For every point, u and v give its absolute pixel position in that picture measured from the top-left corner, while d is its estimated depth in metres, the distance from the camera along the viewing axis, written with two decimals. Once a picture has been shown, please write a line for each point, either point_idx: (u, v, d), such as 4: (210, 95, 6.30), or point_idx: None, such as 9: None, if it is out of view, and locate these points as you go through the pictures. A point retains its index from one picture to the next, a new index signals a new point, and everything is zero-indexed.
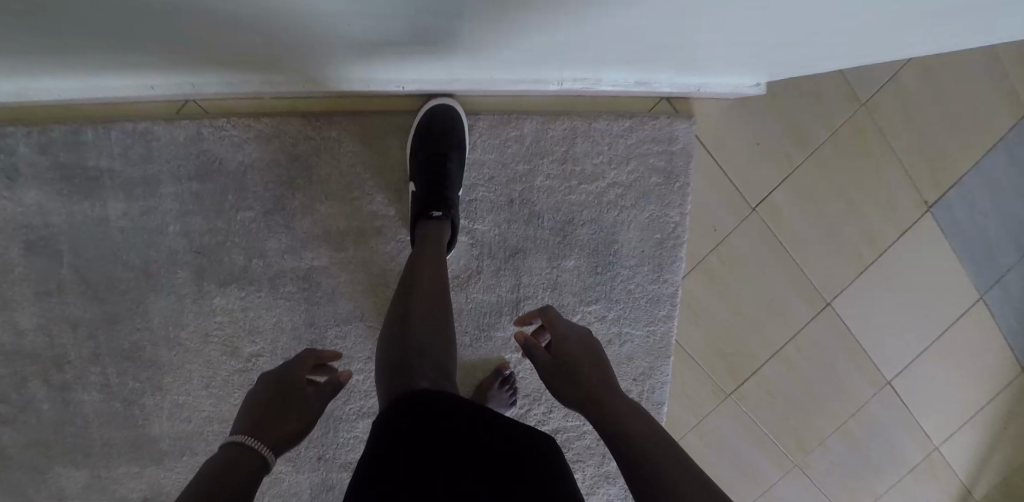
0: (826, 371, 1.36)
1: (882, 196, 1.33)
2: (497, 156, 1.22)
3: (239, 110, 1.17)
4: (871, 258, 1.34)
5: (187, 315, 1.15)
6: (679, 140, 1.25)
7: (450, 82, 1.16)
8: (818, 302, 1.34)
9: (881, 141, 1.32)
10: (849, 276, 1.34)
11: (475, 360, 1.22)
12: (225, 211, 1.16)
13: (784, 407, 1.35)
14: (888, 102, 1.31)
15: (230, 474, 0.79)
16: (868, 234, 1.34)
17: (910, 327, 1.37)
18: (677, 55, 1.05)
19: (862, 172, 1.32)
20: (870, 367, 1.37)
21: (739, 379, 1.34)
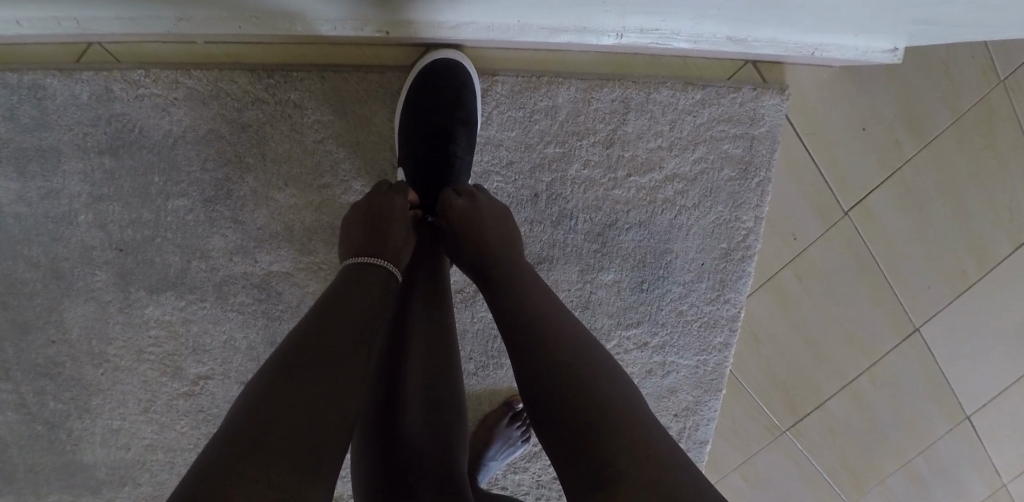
0: (904, 404, 0.99)
1: (1003, 195, 0.92)
2: (519, 135, 0.90)
3: (161, 57, 0.86)
4: (980, 277, 0.95)
5: (113, 325, 0.91)
6: (764, 121, 0.89)
7: (458, 28, 0.82)
8: (906, 327, 0.96)
9: (1021, 131, 0.91)
10: (949, 296, 0.95)
11: (481, 391, 0.96)
12: (152, 197, 0.88)
13: (844, 446, 1.00)
14: None
15: (335, 351, 0.59)
16: (977, 242, 0.94)
17: (1014, 362, 0.98)
18: (791, 3, 0.69)
19: (986, 169, 0.92)
20: (950, 401, 0.99)
21: (797, 413, 0.99)
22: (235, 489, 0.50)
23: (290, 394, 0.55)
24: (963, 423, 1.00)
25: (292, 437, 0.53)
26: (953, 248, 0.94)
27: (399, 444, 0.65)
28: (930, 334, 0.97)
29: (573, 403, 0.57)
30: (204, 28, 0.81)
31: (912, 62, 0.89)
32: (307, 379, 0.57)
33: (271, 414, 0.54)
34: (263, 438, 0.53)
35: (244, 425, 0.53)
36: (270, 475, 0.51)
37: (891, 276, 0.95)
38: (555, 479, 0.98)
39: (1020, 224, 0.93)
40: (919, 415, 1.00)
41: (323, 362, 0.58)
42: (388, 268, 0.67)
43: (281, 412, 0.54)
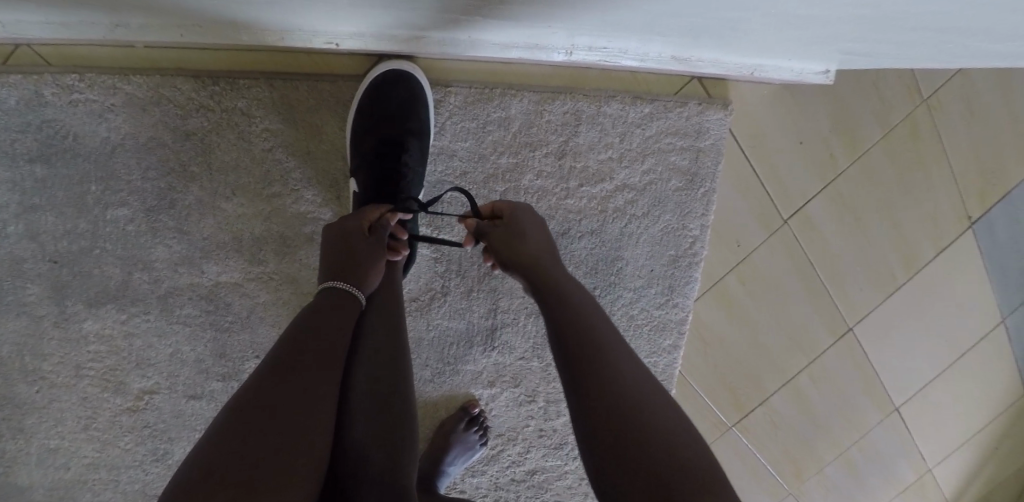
0: (841, 398, 1.06)
1: (925, 207, 1.00)
2: (473, 145, 0.90)
3: (96, 61, 0.82)
4: (905, 281, 1.02)
5: (48, 341, 0.87)
6: (709, 134, 0.93)
7: (409, 42, 0.82)
8: (840, 326, 1.03)
9: (939, 147, 0.98)
10: (878, 298, 1.02)
11: (438, 397, 0.97)
12: (89, 207, 0.84)
13: (783, 437, 1.06)
14: (954, 97, 0.97)
15: (315, 340, 0.63)
16: (903, 248, 1.01)
17: (933, 357, 1.06)
18: (728, 30, 0.73)
19: (911, 182, 0.98)
20: (881, 393, 1.07)
21: (743, 410, 1.04)
22: (228, 473, 0.53)
23: (273, 386, 0.58)
24: (892, 413, 1.08)
25: (281, 421, 0.57)
26: (884, 253, 1.01)
27: (342, 455, 0.65)
28: (862, 332, 1.04)
29: (629, 455, 0.56)
30: (145, 35, 0.78)
31: (846, 81, 0.95)
32: (291, 367, 0.60)
33: (257, 404, 0.57)
34: (254, 424, 0.56)
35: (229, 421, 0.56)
36: (262, 457, 0.54)
37: (828, 278, 1.01)
38: (513, 481, 1.00)
39: (940, 231, 1.01)
40: (855, 408, 1.06)
41: (303, 352, 0.62)
42: (353, 288, 0.69)
43: (267, 400, 0.57)
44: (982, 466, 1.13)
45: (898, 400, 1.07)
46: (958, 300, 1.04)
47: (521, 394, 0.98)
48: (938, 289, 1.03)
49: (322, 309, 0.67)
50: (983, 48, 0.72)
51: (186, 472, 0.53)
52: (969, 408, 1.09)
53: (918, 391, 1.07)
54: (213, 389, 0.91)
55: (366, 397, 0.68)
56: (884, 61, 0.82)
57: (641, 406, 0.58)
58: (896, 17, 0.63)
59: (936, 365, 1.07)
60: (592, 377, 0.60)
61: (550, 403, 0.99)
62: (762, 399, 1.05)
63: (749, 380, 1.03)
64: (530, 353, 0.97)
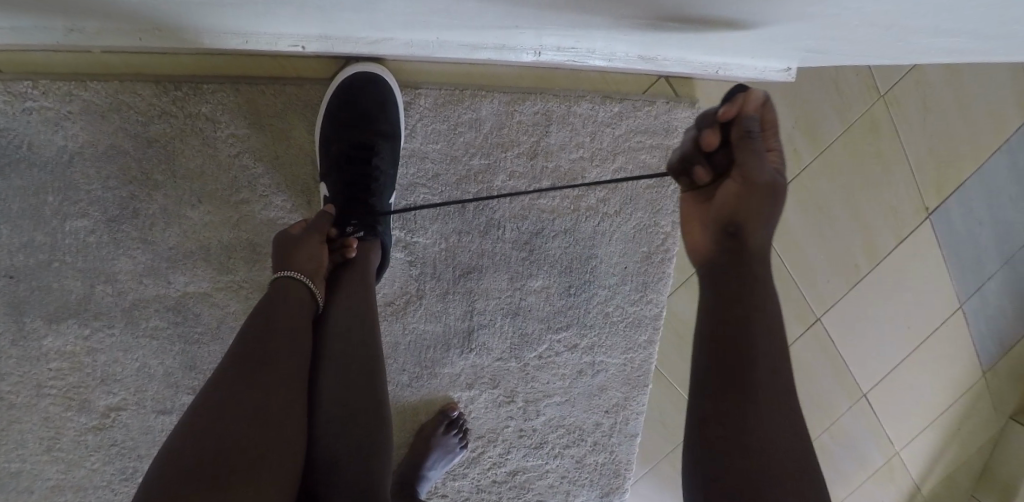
0: (810, 387, 1.09)
1: (885, 199, 1.03)
2: (444, 147, 0.90)
3: (50, 67, 0.79)
4: (869, 270, 1.05)
5: (6, 360, 0.83)
6: (678, 132, 0.94)
7: (377, 44, 0.81)
8: (807, 316, 1.06)
9: (897, 140, 1.01)
10: (842, 288, 1.05)
11: (416, 402, 0.96)
12: (46, 220, 0.81)
13: None
14: (908, 93, 1.00)
15: (271, 340, 0.64)
16: (864, 239, 1.04)
17: (897, 343, 1.10)
18: (693, 29, 0.74)
19: (871, 174, 1.02)
20: (848, 381, 1.10)
21: None
22: (193, 476, 0.53)
23: (229, 388, 0.59)
24: (860, 399, 1.11)
25: (238, 421, 0.58)
26: (848, 244, 1.04)
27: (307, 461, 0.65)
28: (829, 322, 1.07)
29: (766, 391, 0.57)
30: (102, 39, 0.75)
31: (807, 78, 0.97)
32: (247, 368, 0.61)
33: (217, 408, 0.58)
34: (215, 428, 0.56)
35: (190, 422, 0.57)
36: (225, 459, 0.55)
37: (796, 271, 1.04)
38: (494, 482, 1.00)
39: (899, 222, 1.04)
40: (824, 396, 1.10)
41: (260, 352, 0.63)
42: (306, 279, 0.69)
43: (225, 403, 0.58)
44: (945, 447, 1.17)
45: (864, 386, 1.11)
46: (919, 288, 1.08)
47: (500, 395, 0.98)
48: (900, 277, 1.07)
49: (276, 307, 0.66)
50: (937, 47, 0.75)
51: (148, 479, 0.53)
52: (932, 392, 1.14)
53: (884, 377, 1.11)
54: (183, 403, 0.88)
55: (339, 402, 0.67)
56: (843, 59, 0.85)
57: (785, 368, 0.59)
58: (853, 16, 0.66)
59: (900, 350, 1.10)
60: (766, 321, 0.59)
61: (529, 403, 0.99)
62: None
63: None
64: (507, 353, 0.97)
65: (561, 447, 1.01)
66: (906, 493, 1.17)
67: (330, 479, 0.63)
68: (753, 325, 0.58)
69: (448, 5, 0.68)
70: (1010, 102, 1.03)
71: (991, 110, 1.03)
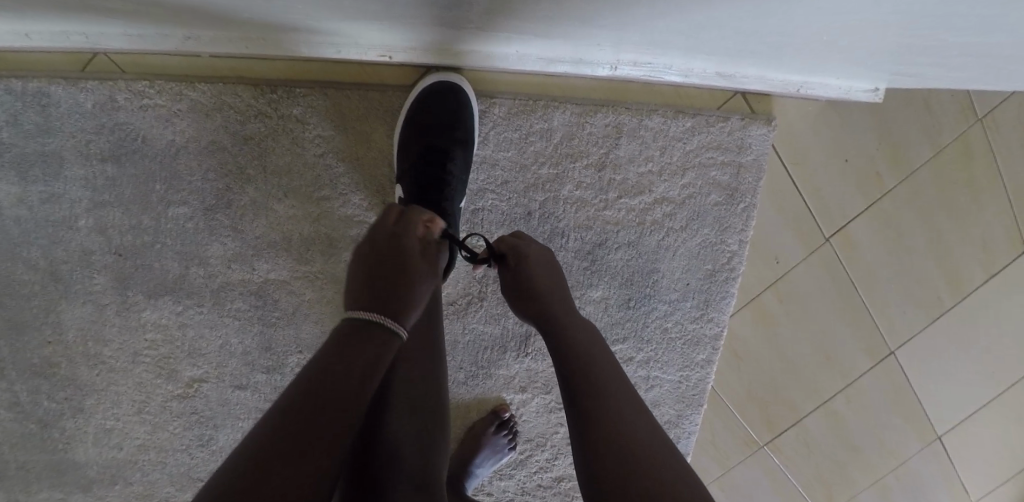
0: (876, 424, 1.06)
1: (976, 231, 0.98)
2: (514, 155, 0.92)
3: (164, 68, 0.87)
4: (952, 305, 1.01)
5: (110, 328, 0.92)
6: (751, 150, 0.93)
7: (457, 54, 0.85)
8: (880, 350, 1.03)
9: (994, 170, 0.96)
10: (921, 323, 1.02)
11: (470, 399, 1.01)
12: (152, 205, 0.90)
13: (814, 459, 1.08)
14: (1011, 120, 0.94)
15: (340, 378, 0.57)
16: (950, 273, 0.99)
17: (980, 385, 1.04)
18: (777, 47, 0.73)
19: (961, 205, 0.97)
20: (920, 421, 1.06)
21: (777, 429, 1.07)
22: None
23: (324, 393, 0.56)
24: (934, 442, 1.07)
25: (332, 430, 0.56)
26: (929, 278, 1.00)
27: (373, 452, 0.66)
28: (903, 356, 1.04)
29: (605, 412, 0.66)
30: (213, 46, 0.83)
31: (895, 99, 0.94)
32: (314, 407, 0.56)
33: (279, 448, 0.54)
34: (302, 434, 0.55)
35: (280, 424, 0.55)
36: (313, 491, 0.54)
37: (871, 303, 1.01)
38: (539, 486, 1.03)
39: (991, 256, 0.99)
40: (891, 435, 1.07)
41: (329, 394, 0.57)
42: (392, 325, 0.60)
43: (311, 421, 0.55)
44: None
45: (938, 428, 1.07)
46: (1005, 329, 1.02)
47: (552, 401, 1.02)
48: (986, 318, 1.01)
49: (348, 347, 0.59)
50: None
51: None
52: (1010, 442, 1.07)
53: (963, 421, 1.06)
54: (257, 380, 0.96)
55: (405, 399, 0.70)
56: (937, 81, 0.81)
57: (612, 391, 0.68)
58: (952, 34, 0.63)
59: (979, 397, 1.05)
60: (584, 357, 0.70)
61: None
62: (796, 421, 1.07)
63: (780, 400, 1.06)
64: None
65: None
66: None
67: (393, 470, 0.65)
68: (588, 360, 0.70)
69: (528, 15, 0.71)
70: None
71: None
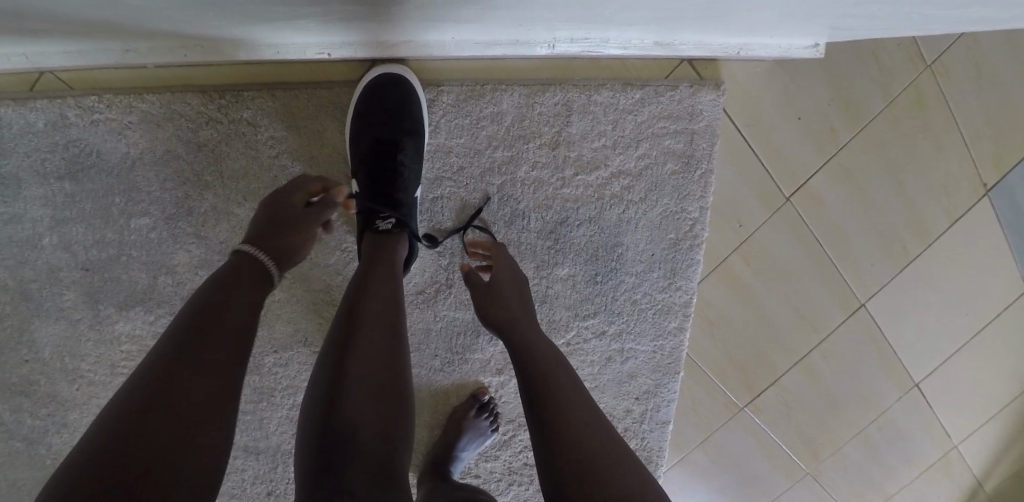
0: (853, 378, 1.10)
1: (938, 177, 1.00)
2: (468, 141, 0.93)
3: (111, 83, 0.88)
4: (919, 253, 1.03)
5: (85, 343, 0.94)
6: (703, 116, 0.93)
7: (395, 45, 0.86)
8: (852, 304, 1.06)
9: (947, 116, 0.98)
10: (891, 274, 1.04)
11: (449, 385, 1.03)
12: (114, 218, 0.90)
13: (797, 416, 1.11)
14: (960, 63, 0.96)
15: (230, 310, 0.64)
16: (914, 221, 1.02)
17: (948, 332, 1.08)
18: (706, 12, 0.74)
19: (920, 152, 0.99)
20: (898, 368, 1.10)
21: (756, 391, 1.10)
22: (142, 464, 0.54)
23: (195, 342, 0.61)
24: (912, 389, 1.11)
25: (189, 383, 0.58)
26: (893, 228, 1.02)
27: (329, 445, 0.65)
28: (874, 309, 1.07)
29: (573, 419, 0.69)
30: (157, 55, 0.84)
31: (840, 51, 0.95)
32: (191, 350, 0.60)
33: (133, 408, 0.56)
34: (163, 381, 0.58)
35: (141, 384, 0.57)
36: (164, 456, 0.55)
37: (838, 257, 1.03)
38: (526, 464, 1.06)
39: (954, 201, 1.01)
40: (871, 387, 1.11)
41: (197, 341, 0.61)
42: (266, 258, 0.70)
43: (173, 375, 0.58)
44: (997, 440, 1.14)
45: (916, 377, 1.10)
46: (968, 272, 1.05)
47: None
48: (950, 264, 1.04)
49: (236, 271, 0.68)
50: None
51: (64, 485, 0.52)
52: (977, 380, 1.11)
53: (938, 368, 1.10)
54: None
55: (365, 391, 0.69)
56: (891, 27, 0.81)
57: (575, 399, 0.71)
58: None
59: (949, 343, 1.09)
60: (549, 368, 0.73)
61: None
62: (774, 381, 1.10)
63: (759, 362, 1.08)
64: None
65: None
66: (954, 487, 1.16)
67: (349, 463, 0.64)
68: (553, 369, 0.73)
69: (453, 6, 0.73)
70: None
71: None
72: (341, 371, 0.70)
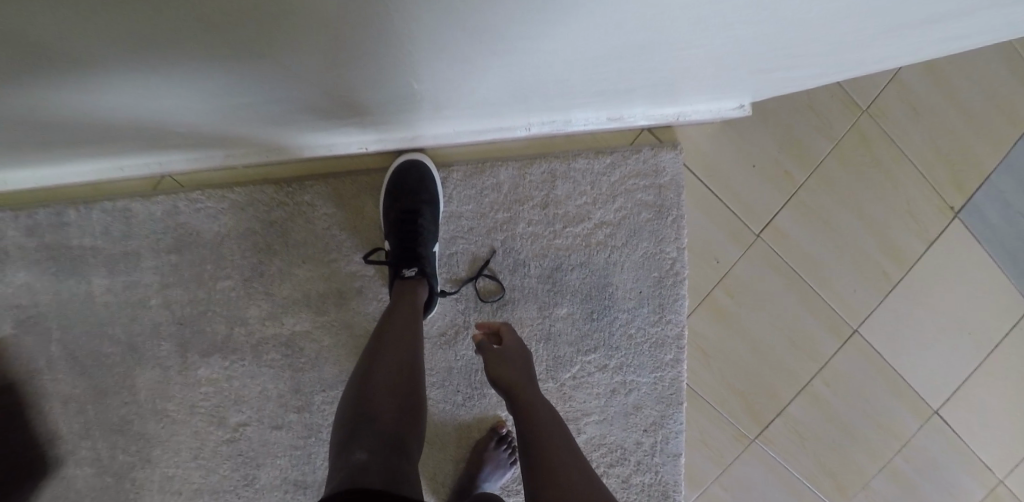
0: (860, 405, 1.23)
1: (900, 203, 1.20)
2: (475, 207, 1.17)
3: (213, 181, 1.15)
4: (900, 275, 1.21)
5: (173, 386, 1.16)
6: (666, 171, 1.17)
7: (414, 138, 1.12)
8: (843, 328, 1.22)
9: (892, 148, 1.19)
10: (876, 297, 1.21)
11: (471, 419, 1.18)
12: (205, 281, 1.15)
13: (810, 445, 1.23)
14: (894, 104, 1.18)
15: None
16: (891, 246, 1.20)
17: (948, 357, 1.23)
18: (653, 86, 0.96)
19: (874, 184, 1.19)
20: (909, 395, 1.23)
21: (764, 422, 1.23)
22: None
23: None
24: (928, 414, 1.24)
25: None
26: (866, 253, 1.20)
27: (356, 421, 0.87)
28: (867, 332, 1.22)
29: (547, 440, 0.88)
30: (244, 158, 1.10)
31: (781, 115, 1.18)
32: None
33: None
34: None
35: None
36: None
37: (818, 281, 1.21)
38: None
39: (925, 225, 1.20)
40: (880, 412, 1.23)
41: None
42: None
43: None
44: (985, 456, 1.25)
45: (932, 404, 1.24)
46: (941, 295, 1.22)
47: None
48: (926, 286, 1.21)
49: None
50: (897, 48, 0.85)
51: None
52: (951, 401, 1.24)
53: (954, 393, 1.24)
54: (291, 419, 1.17)
55: (387, 385, 0.91)
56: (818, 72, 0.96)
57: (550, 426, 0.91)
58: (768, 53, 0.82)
59: (947, 366, 1.23)
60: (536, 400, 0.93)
61: (570, 421, 1.20)
62: (781, 411, 1.23)
63: (762, 392, 1.22)
64: (545, 374, 1.19)
65: (605, 466, 1.20)
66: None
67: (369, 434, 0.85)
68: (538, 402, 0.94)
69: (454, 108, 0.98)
70: (998, 119, 1.19)
71: (993, 102, 1.18)
72: (371, 371, 0.93)
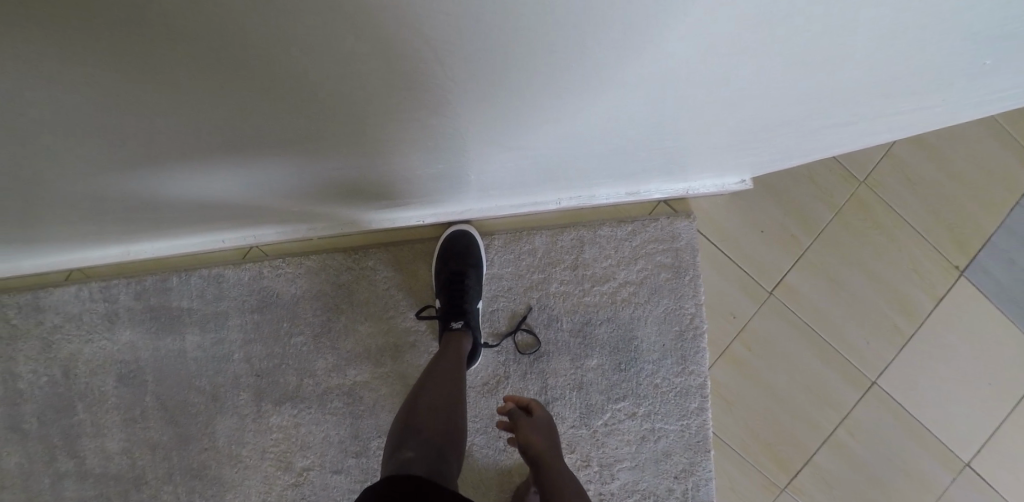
0: (886, 454, 1.30)
1: (903, 260, 1.32)
2: (513, 269, 1.34)
3: (291, 250, 1.35)
4: (913, 330, 1.31)
5: (247, 433, 1.30)
6: (682, 236, 1.33)
7: (463, 212, 1.29)
8: (862, 380, 1.31)
9: (891, 212, 1.32)
10: (891, 349, 1.31)
11: (512, 464, 1.28)
12: (280, 338, 1.33)
13: (839, 493, 1.30)
14: (889, 173, 1.32)
15: None
16: (902, 300, 1.31)
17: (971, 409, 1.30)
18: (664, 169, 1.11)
19: (876, 244, 1.32)
20: (934, 445, 1.30)
21: (792, 471, 1.30)
22: None
23: None
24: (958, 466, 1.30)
25: None
26: (874, 306, 1.32)
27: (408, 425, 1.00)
28: (885, 384, 1.31)
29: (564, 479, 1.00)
30: (320, 232, 1.30)
31: (785, 185, 1.33)
32: None
33: None
34: None
35: None
36: None
37: (833, 335, 1.32)
38: None
39: (932, 282, 1.31)
40: (908, 462, 1.30)
41: None
42: None
43: None
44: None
45: (963, 456, 1.30)
46: (954, 349, 1.31)
47: (578, 460, 1.29)
48: (936, 341, 1.31)
49: None
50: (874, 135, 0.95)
51: None
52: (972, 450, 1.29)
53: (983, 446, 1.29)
54: (349, 464, 1.29)
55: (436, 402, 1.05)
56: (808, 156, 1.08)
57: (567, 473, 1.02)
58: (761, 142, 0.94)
59: (971, 418, 1.30)
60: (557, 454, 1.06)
61: (603, 466, 1.29)
62: (807, 460, 1.30)
63: (789, 443, 1.30)
64: (578, 422, 1.29)
65: None
66: None
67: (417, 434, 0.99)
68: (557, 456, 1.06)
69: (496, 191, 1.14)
70: (987, 183, 1.31)
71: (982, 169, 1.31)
72: (424, 391, 1.08)
